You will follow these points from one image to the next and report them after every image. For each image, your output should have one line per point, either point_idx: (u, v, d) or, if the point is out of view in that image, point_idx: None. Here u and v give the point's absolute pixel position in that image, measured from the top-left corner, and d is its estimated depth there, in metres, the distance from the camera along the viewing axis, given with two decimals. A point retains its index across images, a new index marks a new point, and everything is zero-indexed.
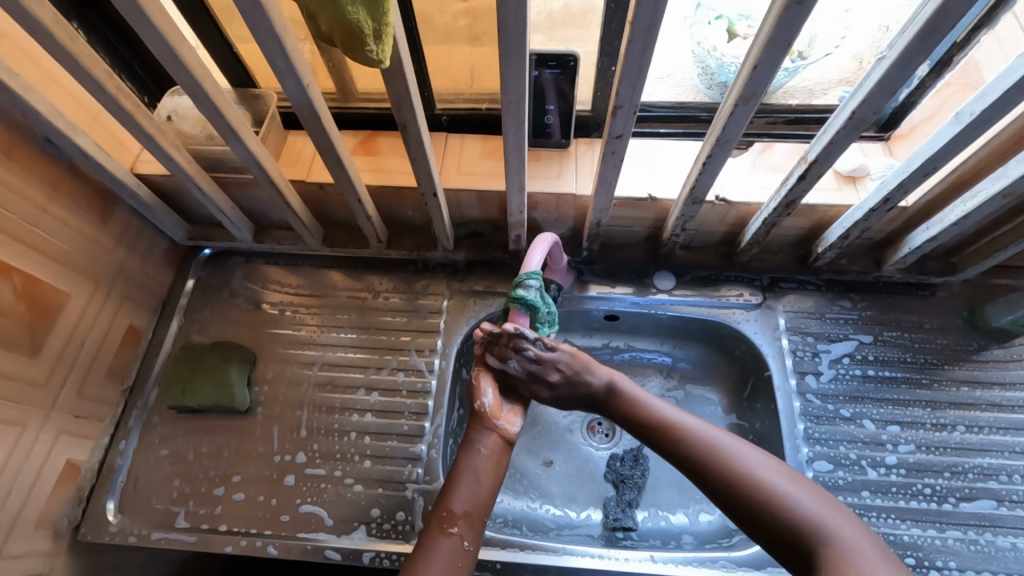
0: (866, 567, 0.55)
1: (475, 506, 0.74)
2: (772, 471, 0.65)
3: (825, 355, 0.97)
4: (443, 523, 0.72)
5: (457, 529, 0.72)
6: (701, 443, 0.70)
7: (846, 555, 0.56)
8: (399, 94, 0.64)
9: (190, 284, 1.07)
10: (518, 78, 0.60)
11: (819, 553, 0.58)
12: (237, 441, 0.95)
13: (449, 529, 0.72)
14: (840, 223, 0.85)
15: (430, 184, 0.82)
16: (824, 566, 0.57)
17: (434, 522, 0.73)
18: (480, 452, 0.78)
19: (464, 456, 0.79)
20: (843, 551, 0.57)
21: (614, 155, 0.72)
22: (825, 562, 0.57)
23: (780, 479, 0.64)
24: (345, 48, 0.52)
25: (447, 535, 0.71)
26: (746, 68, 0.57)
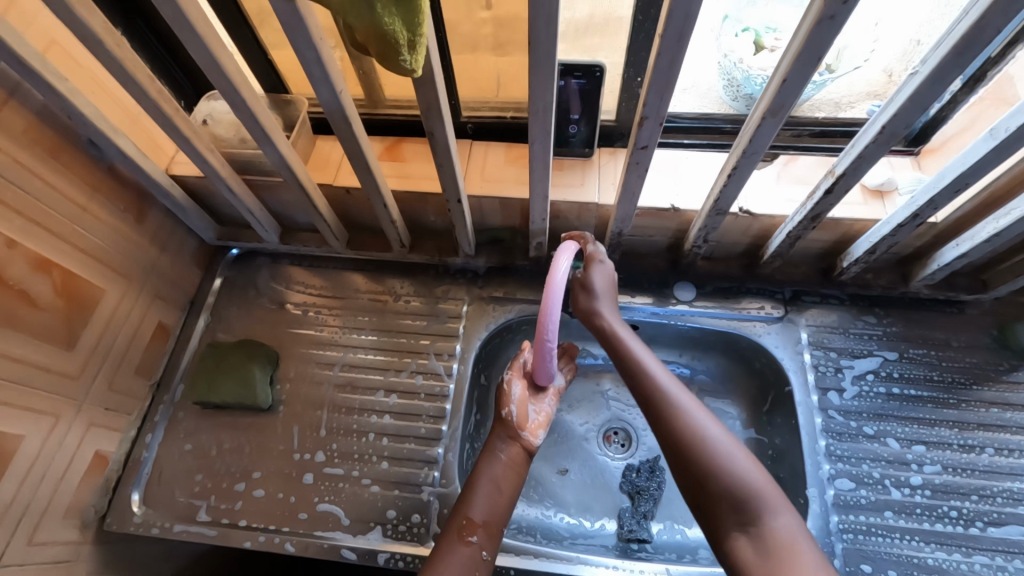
0: (797, 548, 0.60)
1: (494, 516, 0.75)
2: (728, 441, 0.68)
3: (848, 370, 0.95)
4: (462, 532, 0.73)
5: (477, 538, 0.73)
6: (670, 403, 0.73)
7: (782, 534, 0.61)
8: (429, 102, 0.66)
9: (217, 283, 1.10)
10: (546, 88, 0.61)
11: (757, 524, 0.63)
12: (259, 438, 0.97)
13: (469, 538, 0.73)
14: (866, 237, 0.84)
15: (455, 191, 0.84)
16: (761, 539, 0.62)
17: (452, 530, 0.74)
18: (499, 461, 0.80)
19: (483, 462, 0.80)
20: (780, 530, 0.62)
21: (638, 165, 0.72)
22: (762, 535, 0.62)
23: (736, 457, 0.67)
24: (379, 56, 0.53)
25: (466, 544, 0.72)
26: (775, 82, 0.57)
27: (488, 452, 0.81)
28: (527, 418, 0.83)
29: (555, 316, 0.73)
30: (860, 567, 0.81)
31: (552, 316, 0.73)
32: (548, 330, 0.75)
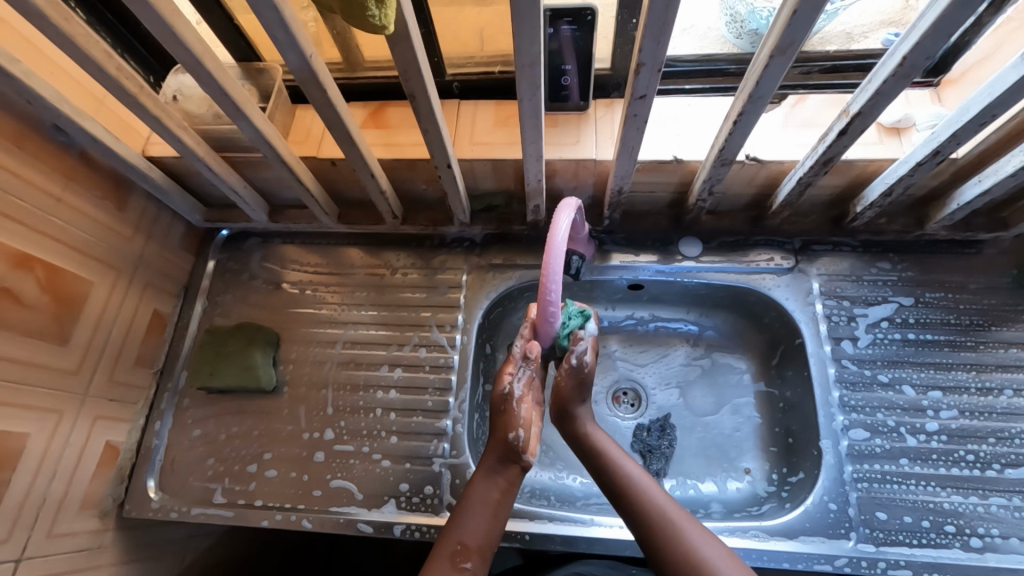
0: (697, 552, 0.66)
1: (488, 539, 0.74)
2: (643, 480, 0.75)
3: (862, 319, 0.92)
4: (458, 557, 0.72)
5: (471, 564, 0.72)
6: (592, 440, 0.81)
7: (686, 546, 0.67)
8: (406, 62, 0.60)
9: (211, 266, 1.08)
10: (531, 40, 0.56)
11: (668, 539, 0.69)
12: (267, 418, 0.97)
13: (463, 564, 0.72)
14: (882, 179, 0.79)
15: (443, 156, 0.79)
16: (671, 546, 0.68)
17: (446, 556, 0.72)
18: (493, 486, 0.78)
19: (476, 486, 0.78)
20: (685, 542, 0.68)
21: (636, 117, 0.66)
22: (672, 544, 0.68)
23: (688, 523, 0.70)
24: (344, 14, 0.48)
25: (460, 569, 0.71)
26: (784, 14, 0.51)
27: (482, 475, 0.80)
28: (526, 438, 0.79)
29: (557, 275, 0.71)
30: (874, 515, 0.81)
31: (555, 275, 0.72)
32: (551, 289, 0.72)
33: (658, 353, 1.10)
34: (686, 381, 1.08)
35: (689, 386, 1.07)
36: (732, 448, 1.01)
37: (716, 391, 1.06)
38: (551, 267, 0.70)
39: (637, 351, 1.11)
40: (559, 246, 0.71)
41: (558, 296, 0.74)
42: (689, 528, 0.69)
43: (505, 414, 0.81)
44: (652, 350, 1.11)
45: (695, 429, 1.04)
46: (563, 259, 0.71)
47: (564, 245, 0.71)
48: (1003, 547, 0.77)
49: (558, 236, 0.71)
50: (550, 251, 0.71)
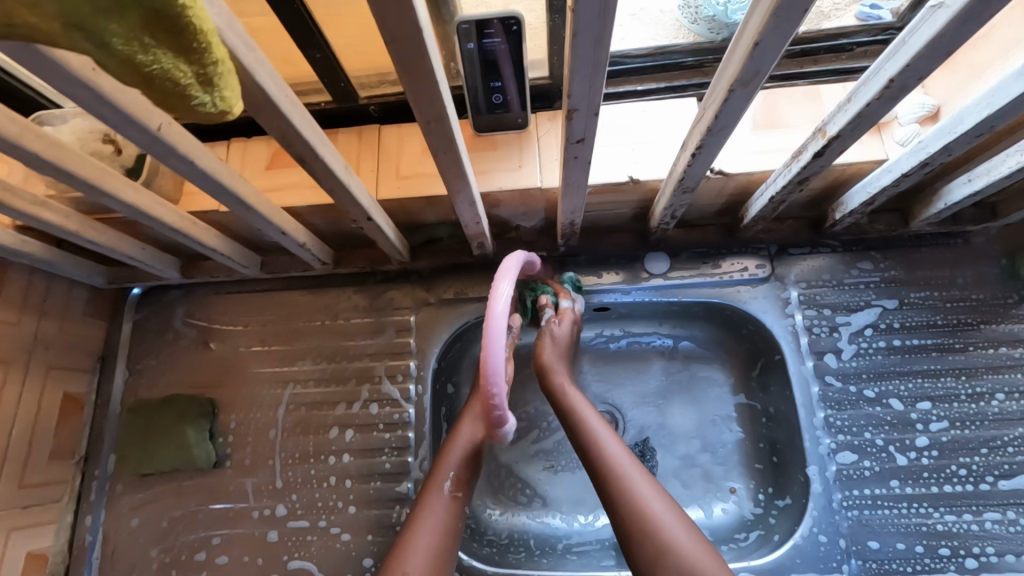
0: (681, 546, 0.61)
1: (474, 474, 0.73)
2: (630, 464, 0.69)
3: (845, 328, 0.85)
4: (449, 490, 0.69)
5: (462, 495, 0.70)
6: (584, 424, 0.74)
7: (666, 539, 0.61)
8: (281, 127, 0.47)
9: (127, 329, 0.96)
10: (432, 94, 0.44)
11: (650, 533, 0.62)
12: (211, 498, 0.88)
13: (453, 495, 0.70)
14: (863, 188, 0.70)
15: (360, 210, 0.67)
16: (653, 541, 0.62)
17: (435, 491, 0.70)
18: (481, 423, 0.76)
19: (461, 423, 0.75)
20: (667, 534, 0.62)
21: (577, 160, 0.55)
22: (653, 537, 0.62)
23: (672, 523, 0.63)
24: (160, 104, 0.35)
25: (454, 499, 0.70)
26: (744, 42, 0.40)
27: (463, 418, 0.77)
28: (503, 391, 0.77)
29: (498, 361, 0.58)
30: (866, 544, 0.76)
31: (495, 356, 0.58)
32: (492, 371, 0.58)
33: (633, 371, 1.02)
34: (665, 398, 1.00)
35: (668, 404, 1.00)
36: (716, 467, 0.96)
37: (696, 407, 0.99)
38: (491, 351, 0.58)
39: (610, 370, 1.02)
40: (501, 320, 0.58)
41: (505, 389, 0.60)
42: (669, 521, 0.63)
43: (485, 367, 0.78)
44: (625, 368, 1.03)
45: (676, 447, 0.98)
46: (505, 338, 0.58)
47: (507, 319, 0.59)
48: (1000, 567, 0.74)
49: (499, 307, 0.58)
50: (489, 320, 0.58)
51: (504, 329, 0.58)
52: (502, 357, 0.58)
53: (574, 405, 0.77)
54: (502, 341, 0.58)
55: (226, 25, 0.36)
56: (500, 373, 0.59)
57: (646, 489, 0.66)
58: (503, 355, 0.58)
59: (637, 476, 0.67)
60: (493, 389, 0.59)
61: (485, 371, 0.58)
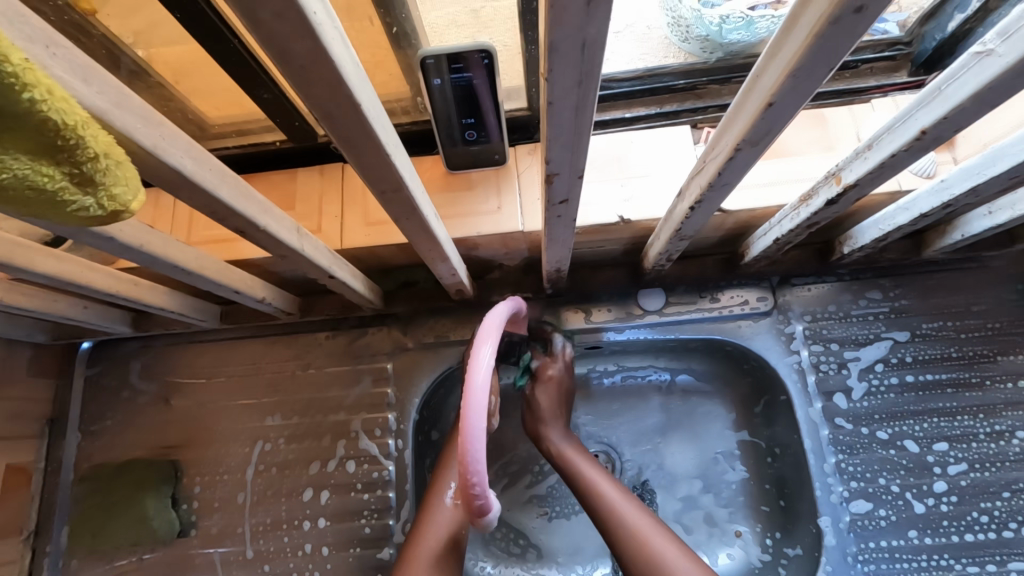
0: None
1: None
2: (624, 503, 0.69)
3: (854, 364, 0.80)
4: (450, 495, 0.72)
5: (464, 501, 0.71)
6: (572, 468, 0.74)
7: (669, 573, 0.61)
8: (211, 204, 0.40)
9: (78, 386, 0.88)
10: (385, 163, 0.38)
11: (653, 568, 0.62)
12: (176, 572, 0.81)
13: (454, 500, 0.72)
14: (876, 223, 0.63)
15: (320, 269, 0.59)
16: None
17: (437, 492, 0.73)
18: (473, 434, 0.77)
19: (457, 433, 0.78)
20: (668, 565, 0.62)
21: (561, 218, 0.49)
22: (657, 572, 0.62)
23: (672, 547, 0.64)
24: (22, 208, 0.28)
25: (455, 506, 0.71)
26: (753, 104, 0.34)
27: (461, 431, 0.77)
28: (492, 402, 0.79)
29: (479, 445, 0.51)
30: None
31: (475, 435, 0.51)
32: (471, 453, 0.51)
33: (629, 409, 0.93)
34: (664, 434, 0.92)
35: (666, 443, 0.92)
36: (719, 511, 0.88)
37: (695, 446, 0.91)
38: (470, 436, 0.51)
39: (605, 408, 0.93)
40: (480, 396, 0.51)
41: (486, 477, 0.53)
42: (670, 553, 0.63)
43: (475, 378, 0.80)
44: (620, 406, 0.94)
45: (676, 488, 0.89)
46: (486, 418, 0.51)
47: (488, 393, 0.52)
48: None
49: (479, 380, 0.52)
50: (467, 389, 0.52)
51: (485, 404, 0.52)
52: (483, 439, 0.51)
53: (566, 456, 0.76)
54: (482, 421, 0.51)
55: (114, 106, 0.29)
56: (482, 458, 0.52)
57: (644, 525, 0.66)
58: (483, 435, 0.51)
59: (633, 513, 0.67)
60: (472, 479, 0.52)
61: (464, 459, 0.51)
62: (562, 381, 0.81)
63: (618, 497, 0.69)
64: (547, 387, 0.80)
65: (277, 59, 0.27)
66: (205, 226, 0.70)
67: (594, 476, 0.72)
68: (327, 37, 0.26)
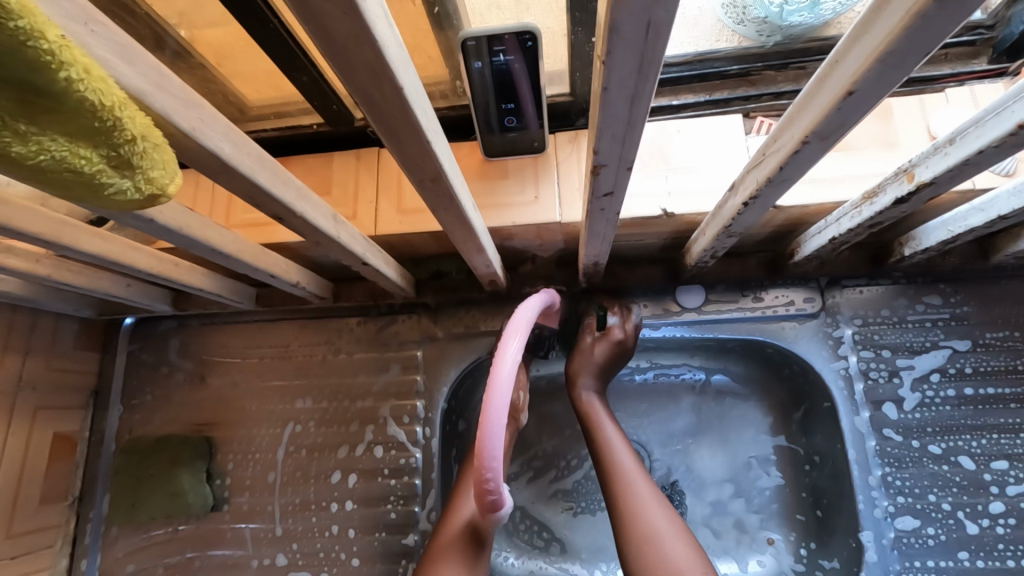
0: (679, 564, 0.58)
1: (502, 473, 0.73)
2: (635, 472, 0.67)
3: (907, 373, 0.75)
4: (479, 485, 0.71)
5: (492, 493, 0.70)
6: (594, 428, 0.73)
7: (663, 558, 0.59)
8: (247, 189, 0.39)
9: (121, 361, 0.91)
10: (424, 151, 0.36)
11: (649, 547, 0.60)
12: (209, 544, 0.83)
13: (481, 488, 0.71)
14: (944, 224, 0.59)
15: (354, 256, 0.59)
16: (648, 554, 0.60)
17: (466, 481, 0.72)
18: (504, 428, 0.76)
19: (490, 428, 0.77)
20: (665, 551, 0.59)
21: (604, 212, 0.47)
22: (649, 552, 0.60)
23: (675, 536, 0.61)
24: (64, 191, 0.27)
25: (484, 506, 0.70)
26: (829, 92, 0.31)
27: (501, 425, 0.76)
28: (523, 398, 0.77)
29: (497, 441, 0.50)
30: None
31: (494, 431, 0.50)
32: (489, 448, 0.50)
33: (661, 408, 0.91)
34: (696, 435, 0.89)
35: (698, 444, 0.89)
36: (752, 517, 0.85)
37: (729, 449, 0.88)
38: (489, 432, 0.49)
39: (636, 406, 0.91)
40: (504, 390, 0.50)
41: (501, 474, 0.51)
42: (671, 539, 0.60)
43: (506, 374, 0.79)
44: (652, 403, 0.91)
45: (706, 492, 0.87)
46: (507, 415, 0.50)
47: (512, 388, 0.51)
48: None
49: (504, 374, 0.50)
50: (490, 382, 0.50)
51: (507, 398, 0.50)
52: (501, 435, 0.50)
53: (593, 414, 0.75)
54: (502, 418, 0.50)
55: (154, 86, 0.28)
56: (499, 454, 0.50)
57: (649, 504, 0.64)
58: (503, 432, 0.50)
59: (643, 488, 0.65)
60: (487, 473, 0.51)
61: (481, 453, 0.50)
62: (623, 346, 0.78)
63: (631, 469, 0.67)
64: (606, 343, 0.77)
65: (318, 40, 0.25)
66: (243, 209, 0.70)
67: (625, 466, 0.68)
68: (371, 17, 0.24)
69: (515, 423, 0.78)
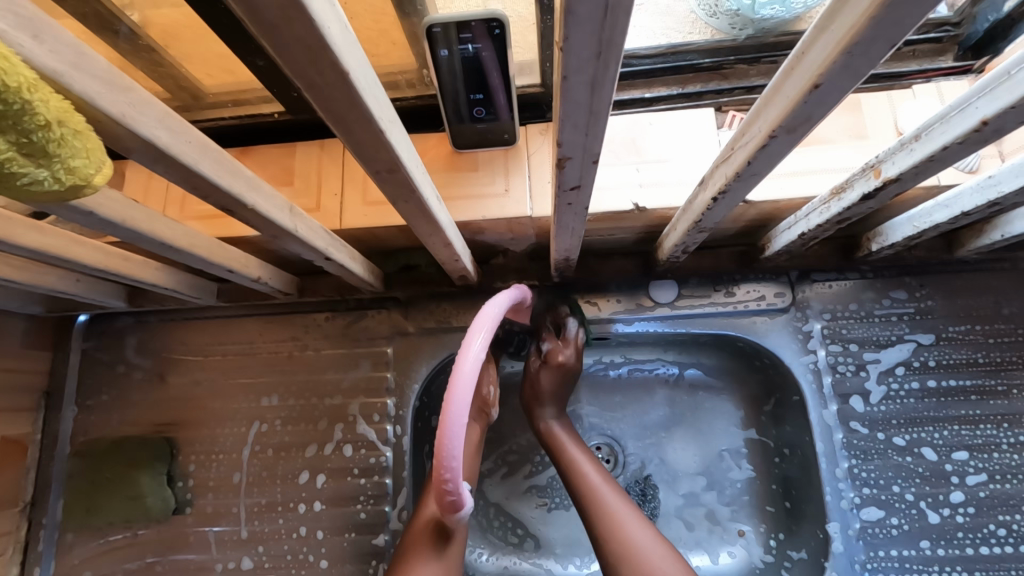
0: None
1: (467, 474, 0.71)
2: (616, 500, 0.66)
3: (873, 367, 0.76)
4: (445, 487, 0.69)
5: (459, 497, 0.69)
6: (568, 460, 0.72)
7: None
8: (191, 179, 0.37)
9: (75, 360, 0.87)
10: (379, 141, 0.34)
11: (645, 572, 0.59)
12: (170, 548, 0.80)
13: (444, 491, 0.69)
14: (910, 220, 0.59)
15: (315, 251, 0.56)
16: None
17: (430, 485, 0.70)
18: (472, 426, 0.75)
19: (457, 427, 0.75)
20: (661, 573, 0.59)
21: (572, 206, 0.46)
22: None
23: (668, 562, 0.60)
24: None
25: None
26: (795, 84, 0.30)
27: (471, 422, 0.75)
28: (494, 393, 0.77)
29: (457, 440, 0.49)
30: None
31: (456, 429, 0.48)
32: (450, 446, 0.48)
33: (634, 402, 0.90)
34: (670, 428, 0.89)
35: (670, 438, 0.89)
36: (723, 509, 0.86)
37: (701, 443, 0.88)
38: (449, 431, 0.48)
39: (611, 401, 0.91)
40: (466, 388, 0.49)
41: (461, 475, 0.50)
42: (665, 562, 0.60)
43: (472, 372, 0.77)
44: (626, 398, 0.91)
45: (679, 485, 0.87)
46: (469, 414, 0.49)
47: (474, 387, 0.50)
48: None
49: (466, 371, 0.49)
50: (454, 379, 0.49)
51: (469, 396, 0.49)
52: (462, 433, 0.49)
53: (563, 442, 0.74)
54: (463, 417, 0.49)
55: (73, 67, 0.26)
56: (459, 453, 0.49)
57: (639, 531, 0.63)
58: (464, 432, 0.49)
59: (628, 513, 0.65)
60: (446, 474, 0.50)
61: (440, 453, 0.49)
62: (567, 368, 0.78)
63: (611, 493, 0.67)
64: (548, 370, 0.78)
65: (249, 17, 0.23)
66: (198, 201, 0.68)
67: (596, 482, 0.68)
68: None
69: (483, 419, 0.77)
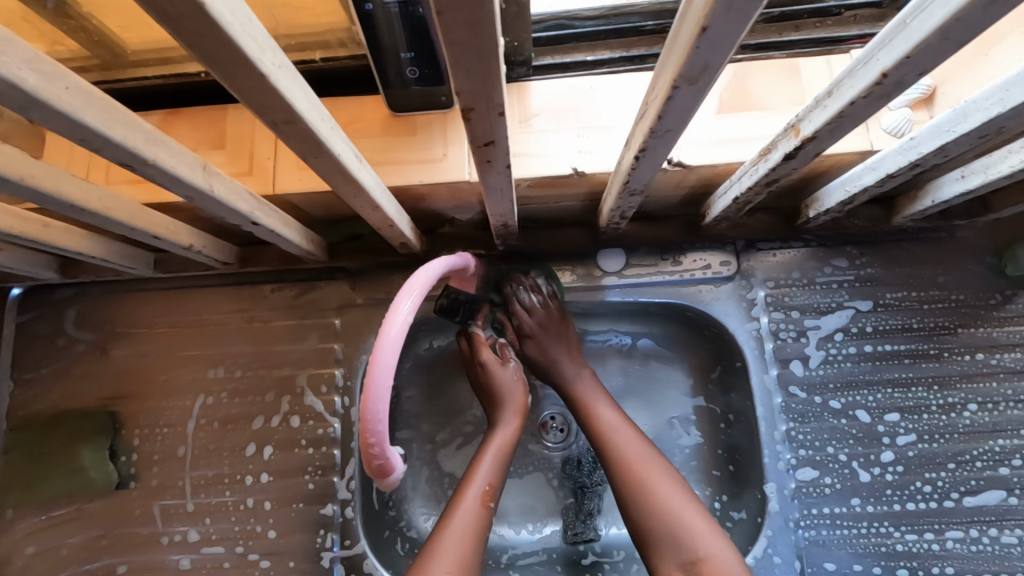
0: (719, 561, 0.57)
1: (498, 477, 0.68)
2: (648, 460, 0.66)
3: (813, 333, 0.78)
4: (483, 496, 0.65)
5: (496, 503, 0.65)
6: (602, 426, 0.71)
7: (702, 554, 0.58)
8: (74, 130, 0.35)
9: (10, 334, 0.84)
10: (265, 86, 0.32)
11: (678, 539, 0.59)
12: (115, 522, 0.79)
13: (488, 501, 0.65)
14: (842, 185, 0.60)
15: (241, 215, 0.55)
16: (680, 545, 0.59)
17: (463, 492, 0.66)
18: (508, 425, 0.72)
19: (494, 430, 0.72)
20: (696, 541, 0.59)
21: (492, 164, 0.45)
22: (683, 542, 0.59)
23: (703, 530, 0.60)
24: None
25: (485, 507, 0.64)
26: (685, 28, 0.30)
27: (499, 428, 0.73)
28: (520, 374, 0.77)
29: (382, 403, 0.48)
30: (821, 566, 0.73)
31: (382, 391, 0.48)
32: (376, 408, 0.48)
33: None
34: (620, 397, 0.90)
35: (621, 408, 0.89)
36: None
37: (651, 411, 0.89)
38: (373, 394, 0.48)
39: None
40: (392, 348, 0.48)
41: (386, 437, 0.50)
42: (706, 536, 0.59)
43: (494, 367, 0.76)
44: None
45: None
46: (393, 376, 0.49)
47: (400, 348, 0.49)
48: None
49: (392, 334, 0.49)
50: (381, 343, 0.49)
51: (395, 358, 0.49)
52: (386, 395, 0.49)
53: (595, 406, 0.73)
54: (388, 378, 0.49)
55: None
56: (384, 416, 0.49)
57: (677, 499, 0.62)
58: (389, 394, 0.49)
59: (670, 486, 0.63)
60: (371, 438, 0.49)
61: (364, 416, 0.48)
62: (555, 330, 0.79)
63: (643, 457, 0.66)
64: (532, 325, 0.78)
65: None
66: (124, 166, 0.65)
67: (625, 447, 0.68)
68: None
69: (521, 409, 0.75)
